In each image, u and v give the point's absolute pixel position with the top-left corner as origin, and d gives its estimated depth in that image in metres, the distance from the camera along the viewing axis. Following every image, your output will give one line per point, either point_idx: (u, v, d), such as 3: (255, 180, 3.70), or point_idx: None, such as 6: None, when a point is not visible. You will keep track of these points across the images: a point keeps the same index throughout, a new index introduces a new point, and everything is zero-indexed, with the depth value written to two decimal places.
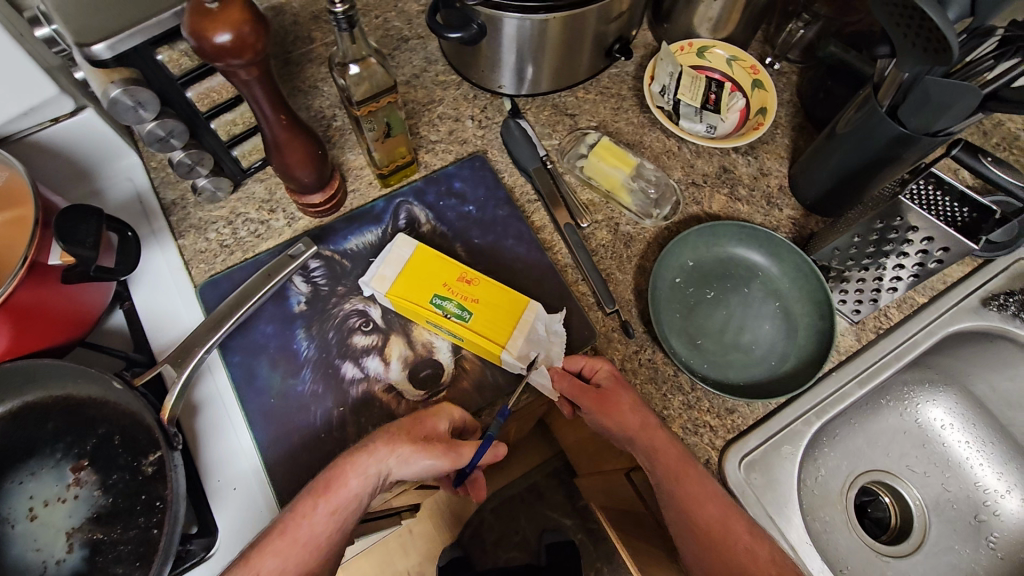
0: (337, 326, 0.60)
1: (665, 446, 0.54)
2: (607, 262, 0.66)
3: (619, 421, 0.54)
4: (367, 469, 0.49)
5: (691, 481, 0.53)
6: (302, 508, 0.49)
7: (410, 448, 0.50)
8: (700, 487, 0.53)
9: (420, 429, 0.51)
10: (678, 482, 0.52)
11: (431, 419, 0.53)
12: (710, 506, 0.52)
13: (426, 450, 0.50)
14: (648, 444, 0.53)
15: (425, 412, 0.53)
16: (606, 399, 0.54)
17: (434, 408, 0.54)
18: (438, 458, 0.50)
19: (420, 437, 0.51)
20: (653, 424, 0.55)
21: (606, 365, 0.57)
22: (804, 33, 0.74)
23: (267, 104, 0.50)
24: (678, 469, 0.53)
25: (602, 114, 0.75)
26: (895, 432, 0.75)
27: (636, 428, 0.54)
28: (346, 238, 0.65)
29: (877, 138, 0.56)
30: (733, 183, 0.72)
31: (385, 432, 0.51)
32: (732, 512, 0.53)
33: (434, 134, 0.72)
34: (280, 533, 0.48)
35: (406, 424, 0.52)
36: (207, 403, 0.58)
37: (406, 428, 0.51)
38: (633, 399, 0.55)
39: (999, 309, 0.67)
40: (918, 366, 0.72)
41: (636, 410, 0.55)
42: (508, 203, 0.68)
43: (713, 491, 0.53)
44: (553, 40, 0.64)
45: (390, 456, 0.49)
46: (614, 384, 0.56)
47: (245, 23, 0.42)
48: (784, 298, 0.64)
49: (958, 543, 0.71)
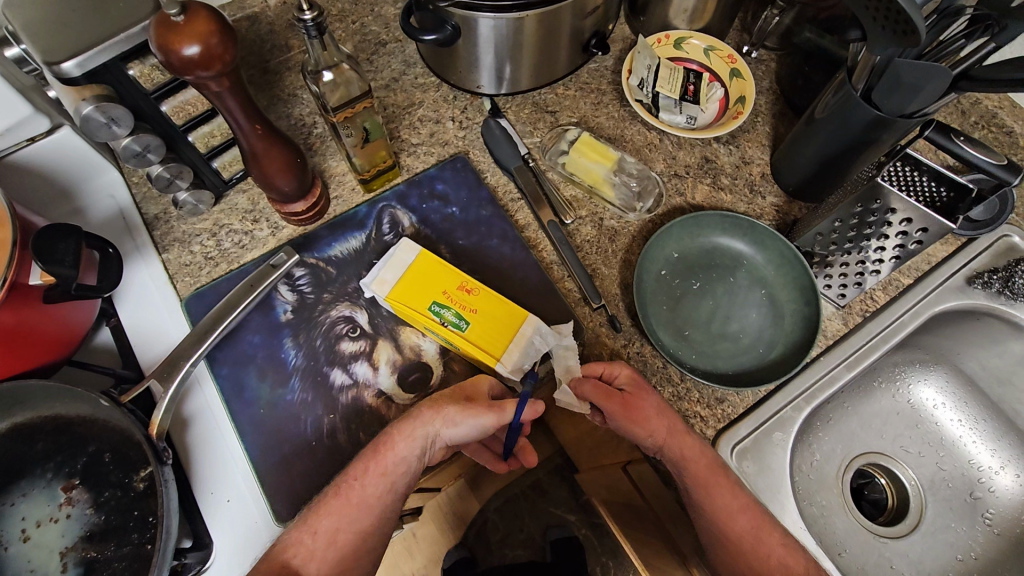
0: (324, 333, 0.60)
1: (695, 455, 0.54)
2: (592, 258, 0.66)
3: (645, 428, 0.53)
4: (414, 426, 0.51)
5: (723, 492, 0.53)
6: (354, 472, 0.52)
7: (454, 409, 0.51)
8: (734, 499, 0.53)
9: (462, 395, 0.53)
10: (708, 491, 0.53)
11: (472, 385, 0.55)
12: (742, 519, 0.53)
13: (468, 410, 0.51)
14: (677, 448, 0.53)
15: (465, 382, 0.55)
16: (629, 403, 0.54)
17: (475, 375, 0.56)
18: (481, 414, 0.51)
19: (464, 399, 0.53)
20: (679, 430, 0.55)
21: (626, 369, 0.56)
22: (780, 20, 0.74)
23: (241, 114, 0.50)
24: (710, 478, 0.53)
25: (582, 110, 0.75)
26: (888, 414, 0.75)
27: (664, 436, 0.53)
28: (329, 244, 0.64)
29: (854, 122, 0.56)
30: (715, 173, 0.72)
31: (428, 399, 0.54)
32: (765, 523, 0.54)
33: (415, 138, 0.72)
34: (336, 494, 0.51)
35: (447, 392, 0.54)
36: (197, 417, 0.58)
37: (449, 395, 0.53)
38: (658, 403, 0.55)
39: (984, 287, 0.67)
40: (908, 347, 0.73)
41: (661, 416, 0.54)
42: (491, 203, 0.68)
43: (745, 502, 0.54)
44: (529, 38, 0.64)
45: (436, 419, 0.51)
46: (636, 388, 0.55)
47: (211, 34, 0.42)
48: (770, 285, 0.64)
49: (955, 522, 0.72)
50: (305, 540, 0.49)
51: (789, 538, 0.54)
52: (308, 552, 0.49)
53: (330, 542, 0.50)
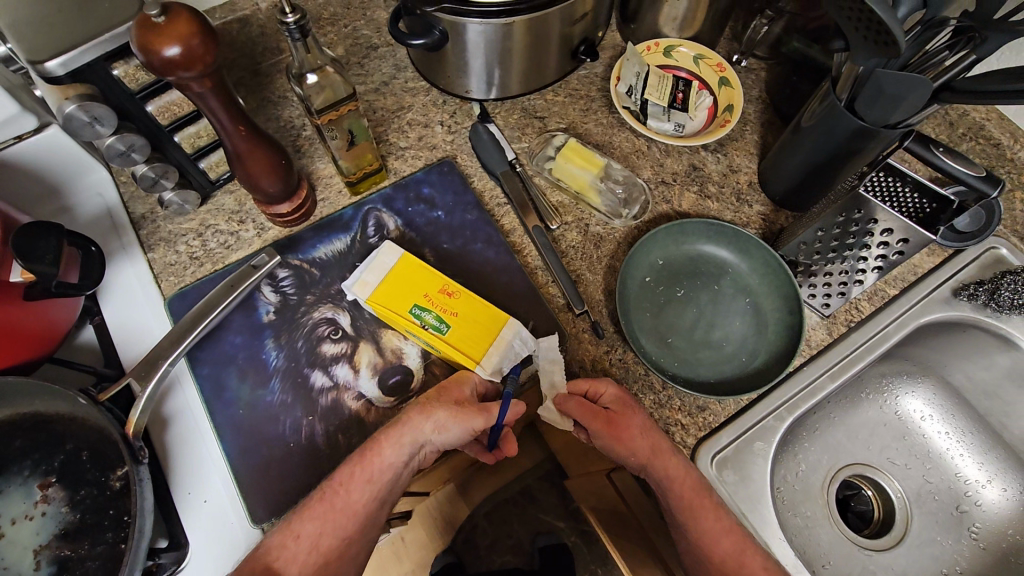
0: (306, 335, 0.60)
1: (680, 475, 0.53)
2: (576, 264, 0.66)
3: (630, 448, 0.52)
4: (403, 429, 0.51)
5: (707, 512, 0.53)
6: (339, 477, 0.51)
7: (444, 414, 0.51)
8: (718, 521, 0.52)
9: (449, 396, 0.53)
10: (690, 512, 0.52)
11: (457, 386, 0.54)
12: (725, 542, 0.52)
13: (458, 414, 0.51)
14: (660, 468, 0.53)
15: (451, 379, 0.55)
16: (614, 421, 0.53)
17: (459, 374, 0.55)
18: (471, 418, 0.51)
19: (453, 403, 0.52)
20: (665, 449, 0.54)
21: (611, 387, 0.55)
22: (768, 29, 0.74)
23: (224, 115, 0.51)
24: (693, 499, 0.53)
25: (571, 116, 0.75)
26: (875, 426, 0.75)
27: (647, 455, 0.52)
28: (314, 246, 0.64)
29: (838, 132, 0.56)
30: (702, 181, 0.72)
31: (416, 401, 0.53)
32: (747, 546, 0.52)
33: (403, 141, 0.72)
34: (321, 498, 0.51)
35: (434, 392, 0.53)
36: (177, 416, 0.58)
37: (436, 397, 0.52)
38: (643, 422, 0.54)
39: (969, 299, 0.67)
40: (895, 358, 0.72)
41: (646, 435, 0.53)
42: (477, 208, 0.68)
43: (729, 524, 0.53)
44: (517, 43, 0.64)
45: (425, 420, 0.51)
46: (622, 406, 0.54)
47: (192, 36, 0.42)
48: (754, 294, 0.64)
49: (940, 535, 0.71)
50: (288, 543, 0.49)
51: (773, 563, 0.52)
52: (291, 555, 0.49)
53: (313, 547, 0.49)
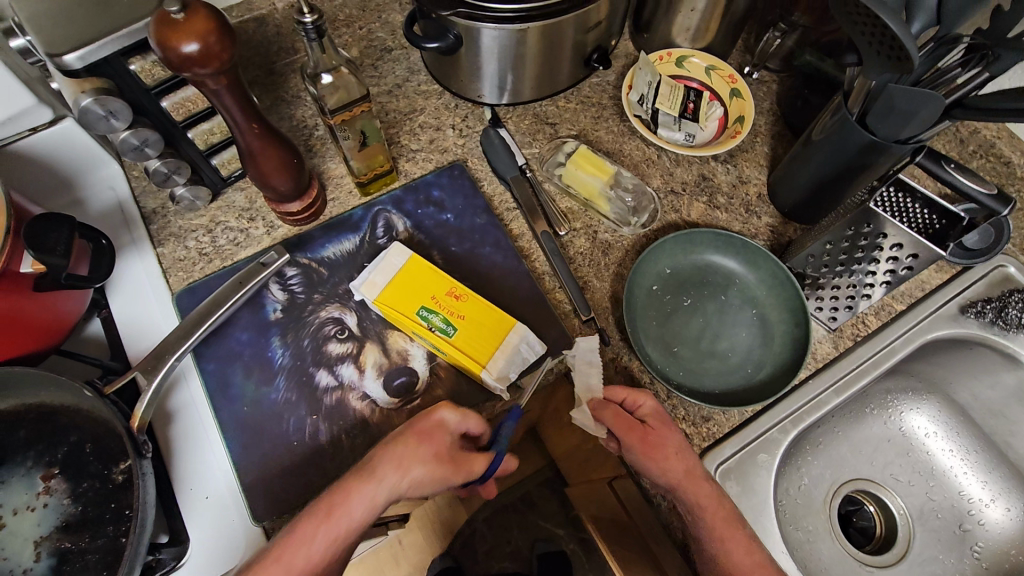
0: (312, 334, 0.60)
1: (711, 501, 0.52)
2: (584, 271, 0.66)
3: (664, 466, 0.52)
4: (376, 480, 0.48)
5: (738, 544, 0.51)
6: (301, 535, 0.46)
7: (422, 469, 0.49)
8: (748, 554, 0.51)
9: (427, 448, 0.50)
10: (722, 543, 0.51)
11: (435, 436, 0.51)
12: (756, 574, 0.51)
13: (436, 470, 0.49)
14: (692, 492, 0.52)
15: (424, 422, 0.51)
16: (648, 438, 0.53)
17: (433, 420, 0.51)
18: (448, 476, 0.50)
19: (433, 456, 0.49)
20: (697, 474, 0.53)
21: (650, 401, 0.55)
22: (781, 42, 0.75)
23: (238, 112, 0.51)
24: (724, 529, 0.52)
25: (582, 123, 0.75)
26: (879, 441, 0.75)
27: (679, 476, 0.52)
28: (323, 245, 0.65)
29: (848, 146, 0.56)
30: (711, 191, 0.72)
31: (385, 446, 0.50)
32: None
33: (414, 143, 0.73)
34: (276, 558, 0.45)
35: (408, 435, 0.50)
36: (182, 411, 0.58)
37: (412, 448, 0.49)
38: (678, 442, 0.54)
39: (977, 316, 0.67)
40: (900, 374, 0.72)
41: (679, 455, 0.53)
42: (487, 211, 0.68)
43: (759, 559, 0.52)
44: (530, 49, 0.65)
45: (400, 476, 0.48)
46: (660, 423, 0.55)
47: (210, 33, 0.43)
48: (761, 306, 0.64)
49: (942, 553, 0.71)
50: None
51: None
52: None
53: None
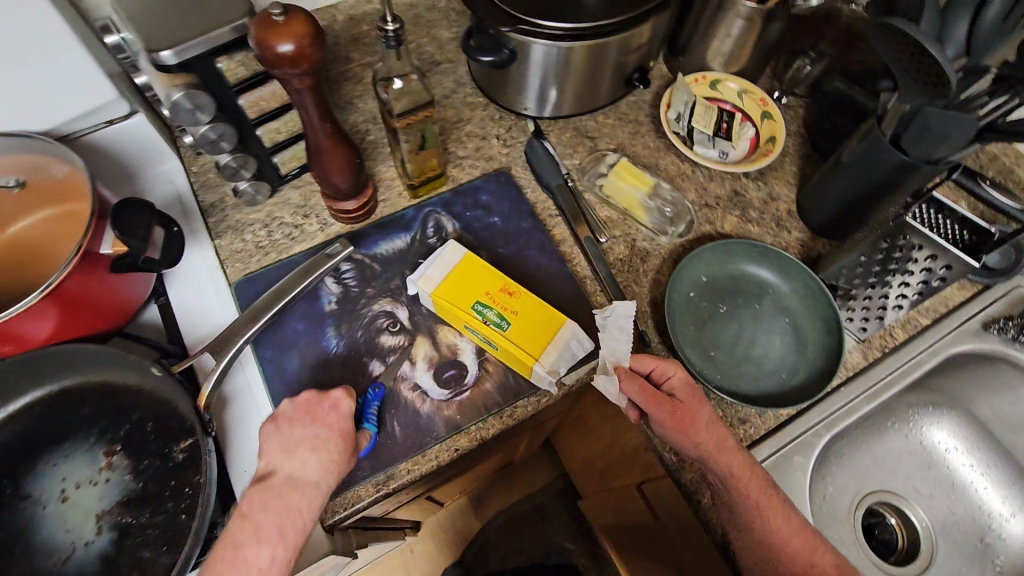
0: (365, 325, 0.63)
1: (744, 472, 0.53)
2: (624, 276, 0.69)
3: (695, 439, 0.53)
4: (317, 483, 0.49)
5: (777, 513, 0.53)
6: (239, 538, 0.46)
7: (310, 446, 0.51)
8: (786, 521, 0.52)
9: (304, 429, 0.52)
10: (760, 514, 0.52)
11: (326, 415, 0.53)
12: (796, 540, 0.52)
13: (327, 444, 0.51)
14: (724, 464, 0.53)
15: (309, 407, 0.53)
16: (677, 410, 0.54)
17: (305, 406, 0.53)
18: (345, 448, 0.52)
19: (284, 443, 0.51)
20: (729, 445, 0.54)
21: (677, 372, 0.56)
22: (810, 69, 0.79)
23: (314, 111, 0.54)
24: (761, 499, 0.53)
25: (620, 138, 0.79)
26: (901, 454, 0.77)
27: (712, 448, 0.53)
28: (375, 242, 0.67)
29: (882, 165, 0.59)
30: (744, 206, 0.75)
31: (307, 447, 0.50)
32: (818, 546, 0.53)
33: (461, 151, 0.76)
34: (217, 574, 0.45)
35: (322, 435, 0.51)
36: (237, 396, 0.60)
37: (298, 434, 0.51)
38: (708, 414, 0.55)
39: (999, 332, 0.69)
40: (923, 390, 0.74)
41: (710, 428, 0.54)
42: (531, 217, 0.71)
43: (798, 524, 0.53)
44: (578, 66, 0.69)
45: (336, 476, 0.50)
46: (688, 395, 0.55)
47: (306, 36, 0.46)
48: (795, 315, 0.67)
49: (965, 566, 0.72)
50: None
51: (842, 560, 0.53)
52: None
53: None
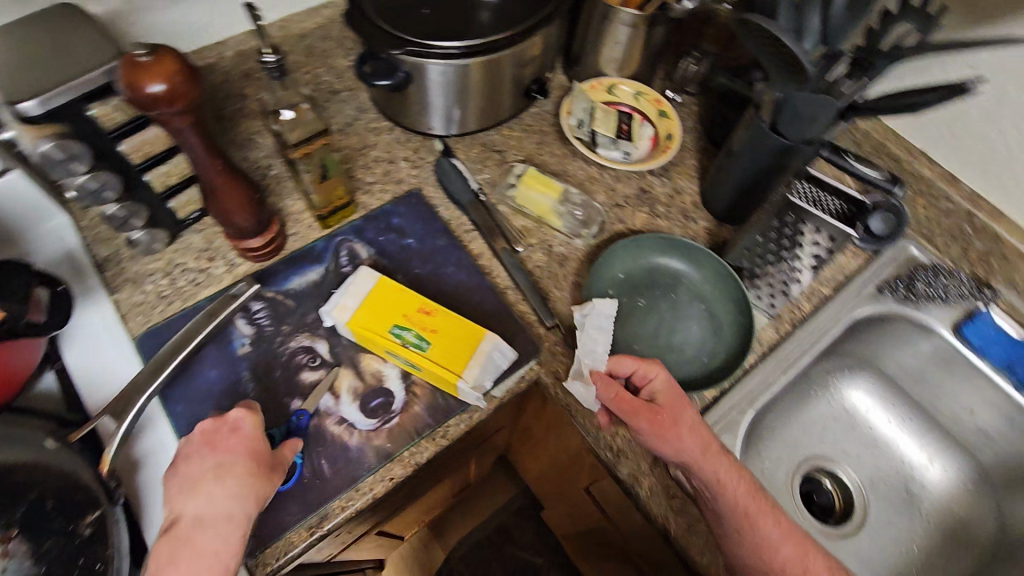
0: (283, 364, 0.61)
1: (731, 479, 0.53)
2: (543, 282, 0.70)
3: (676, 445, 0.53)
4: (231, 516, 0.46)
5: (766, 519, 0.53)
6: None
7: (212, 478, 0.47)
8: (776, 526, 0.53)
9: (211, 455, 0.49)
10: (749, 521, 0.52)
11: (228, 438, 0.50)
12: (787, 547, 0.52)
13: (235, 469, 0.48)
14: (711, 470, 0.53)
15: (212, 431, 0.51)
16: (657, 415, 0.55)
17: (208, 432, 0.51)
18: (259, 467, 0.49)
19: (190, 477, 0.48)
20: (713, 449, 0.54)
21: (659, 375, 0.57)
22: (697, 68, 0.84)
23: (202, 150, 0.52)
24: (751, 505, 0.53)
25: (527, 149, 0.81)
26: (826, 419, 0.81)
27: (694, 454, 0.53)
28: (287, 278, 0.66)
29: (766, 150, 0.63)
30: (651, 202, 0.78)
31: (211, 479, 0.47)
32: (811, 550, 0.53)
33: (369, 177, 0.76)
34: None
35: (225, 461, 0.49)
36: (148, 458, 0.56)
37: (203, 461, 0.49)
38: (691, 419, 0.55)
39: (892, 293, 0.75)
40: (836, 355, 0.79)
41: (693, 432, 0.54)
42: (446, 234, 0.71)
43: (789, 528, 0.53)
44: (475, 82, 0.70)
45: (254, 501, 0.48)
46: (669, 399, 0.56)
47: (176, 74, 0.45)
48: (708, 299, 0.70)
49: (896, 517, 0.76)
50: None
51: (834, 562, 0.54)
52: None
53: None
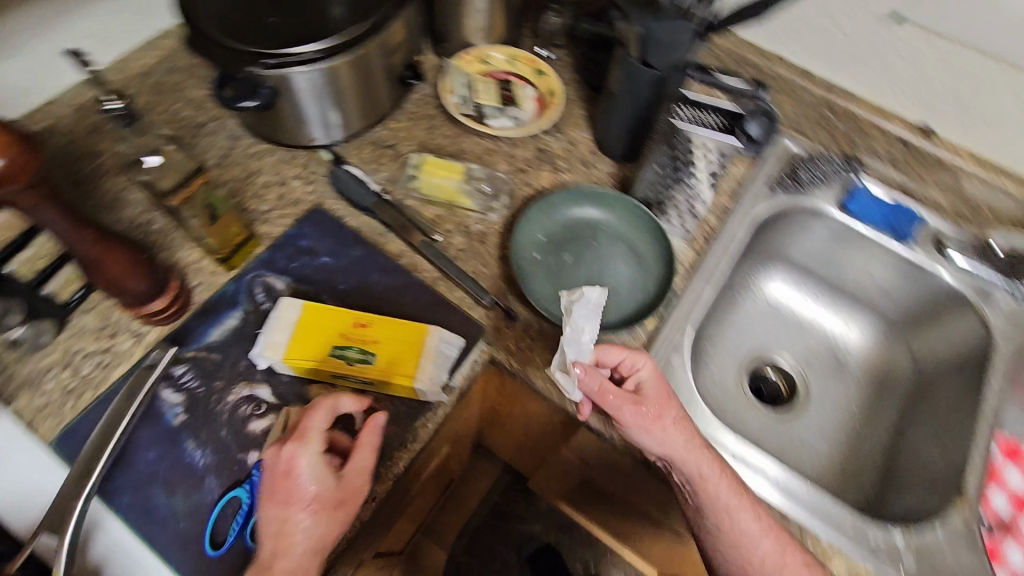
0: (227, 422, 0.57)
1: (712, 475, 0.55)
2: (471, 263, 0.69)
3: (659, 436, 0.54)
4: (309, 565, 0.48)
5: (745, 513, 0.55)
6: None
7: (286, 526, 0.49)
8: (755, 520, 0.55)
9: (281, 501, 0.50)
10: (727, 514, 0.55)
11: (290, 480, 0.50)
12: (766, 542, 0.55)
13: (305, 515, 0.49)
14: (693, 464, 0.55)
15: (276, 473, 0.50)
16: (640, 406, 0.55)
17: (275, 473, 0.51)
18: (326, 509, 0.50)
19: (276, 520, 0.50)
20: (694, 442, 0.55)
21: (646, 364, 0.57)
22: (560, 20, 0.85)
23: (64, 222, 0.48)
24: (731, 501, 0.55)
25: (418, 137, 0.79)
26: (755, 318, 0.87)
27: (676, 446, 0.54)
28: (204, 332, 0.61)
29: (643, 83, 0.66)
30: (551, 160, 0.79)
31: (286, 528, 0.49)
32: (791, 546, 0.55)
33: (263, 205, 0.71)
34: None
35: (287, 512, 0.49)
36: (107, 561, 0.51)
37: (277, 505, 0.50)
38: (674, 412, 0.56)
39: (783, 188, 0.80)
40: (750, 257, 0.84)
41: (675, 424, 0.55)
42: (360, 243, 0.69)
43: (770, 524, 0.56)
44: (346, 81, 0.67)
45: (323, 543, 0.49)
46: (654, 390, 0.56)
47: (12, 145, 0.40)
48: (627, 238, 0.72)
49: (834, 386, 0.83)
50: None
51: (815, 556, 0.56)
52: None
53: None
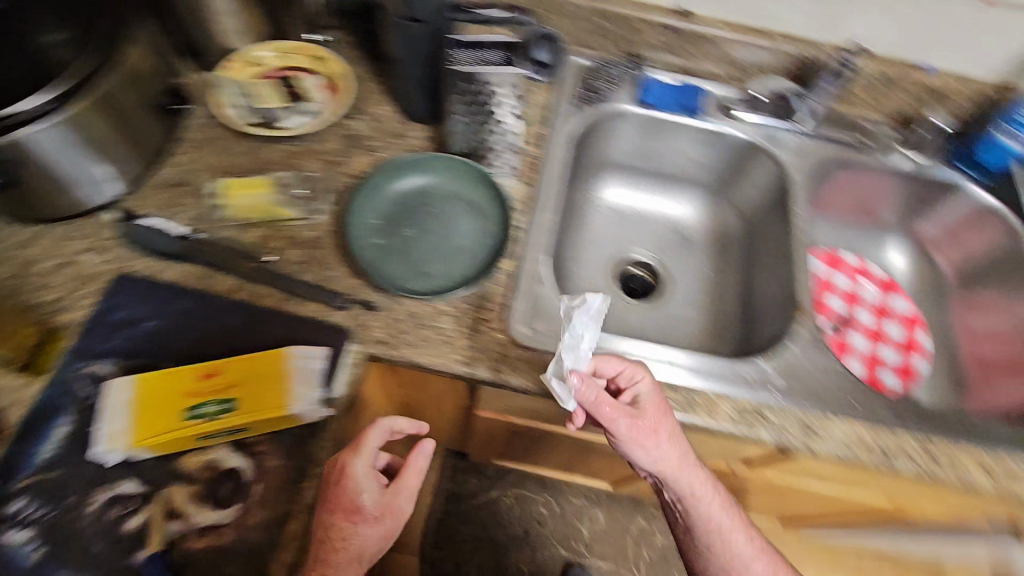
0: (98, 532, 0.52)
1: (705, 491, 0.61)
2: (313, 271, 0.65)
3: (657, 452, 0.57)
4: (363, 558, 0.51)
5: (734, 530, 0.64)
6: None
7: (345, 523, 0.50)
8: (741, 533, 0.64)
9: (341, 504, 0.50)
10: (715, 528, 0.63)
11: (349, 487, 0.50)
12: (759, 562, 0.64)
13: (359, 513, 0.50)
14: (691, 485, 0.60)
15: (337, 476, 0.51)
16: (637, 421, 0.57)
17: (337, 478, 0.51)
18: (380, 509, 0.52)
19: (336, 519, 0.50)
20: (690, 460, 0.60)
21: (644, 377, 0.59)
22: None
23: None
24: (724, 523, 0.63)
25: (210, 162, 0.72)
26: (604, 226, 0.92)
27: (676, 463, 0.58)
28: (33, 453, 0.54)
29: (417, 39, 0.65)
30: (361, 140, 0.76)
31: (348, 525, 0.50)
32: (773, 560, 0.66)
33: (55, 292, 0.62)
34: None
35: (348, 513, 0.50)
36: None
37: (336, 506, 0.50)
38: (671, 426, 0.58)
39: (586, 101, 0.84)
40: (580, 174, 0.89)
41: (672, 440, 0.58)
42: (186, 293, 0.63)
43: (765, 548, 0.66)
44: (94, 127, 0.59)
45: (378, 539, 0.51)
46: (650, 403, 0.58)
47: None
48: (459, 192, 0.72)
49: (688, 261, 0.91)
50: None
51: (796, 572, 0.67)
52: None
53: None
